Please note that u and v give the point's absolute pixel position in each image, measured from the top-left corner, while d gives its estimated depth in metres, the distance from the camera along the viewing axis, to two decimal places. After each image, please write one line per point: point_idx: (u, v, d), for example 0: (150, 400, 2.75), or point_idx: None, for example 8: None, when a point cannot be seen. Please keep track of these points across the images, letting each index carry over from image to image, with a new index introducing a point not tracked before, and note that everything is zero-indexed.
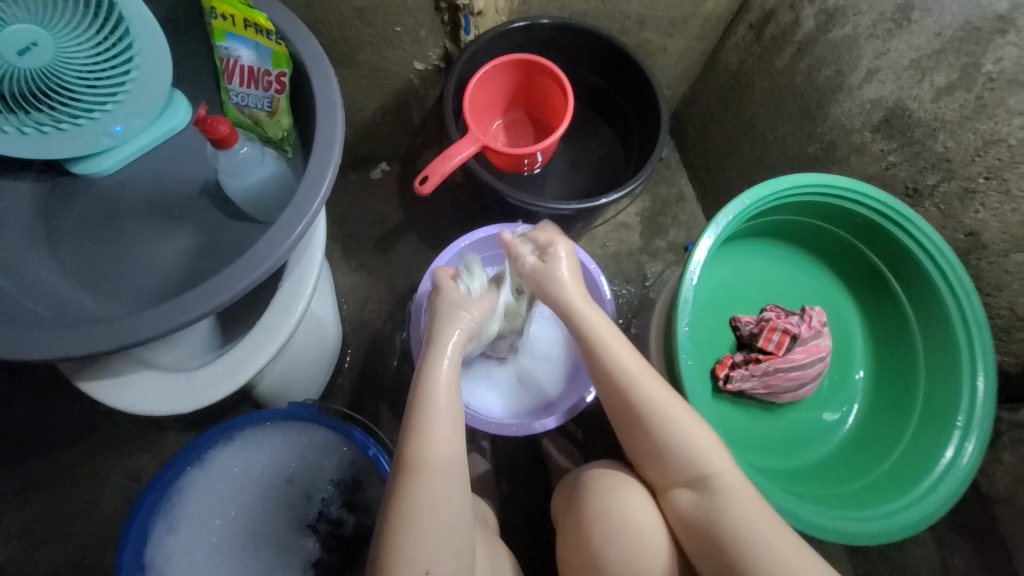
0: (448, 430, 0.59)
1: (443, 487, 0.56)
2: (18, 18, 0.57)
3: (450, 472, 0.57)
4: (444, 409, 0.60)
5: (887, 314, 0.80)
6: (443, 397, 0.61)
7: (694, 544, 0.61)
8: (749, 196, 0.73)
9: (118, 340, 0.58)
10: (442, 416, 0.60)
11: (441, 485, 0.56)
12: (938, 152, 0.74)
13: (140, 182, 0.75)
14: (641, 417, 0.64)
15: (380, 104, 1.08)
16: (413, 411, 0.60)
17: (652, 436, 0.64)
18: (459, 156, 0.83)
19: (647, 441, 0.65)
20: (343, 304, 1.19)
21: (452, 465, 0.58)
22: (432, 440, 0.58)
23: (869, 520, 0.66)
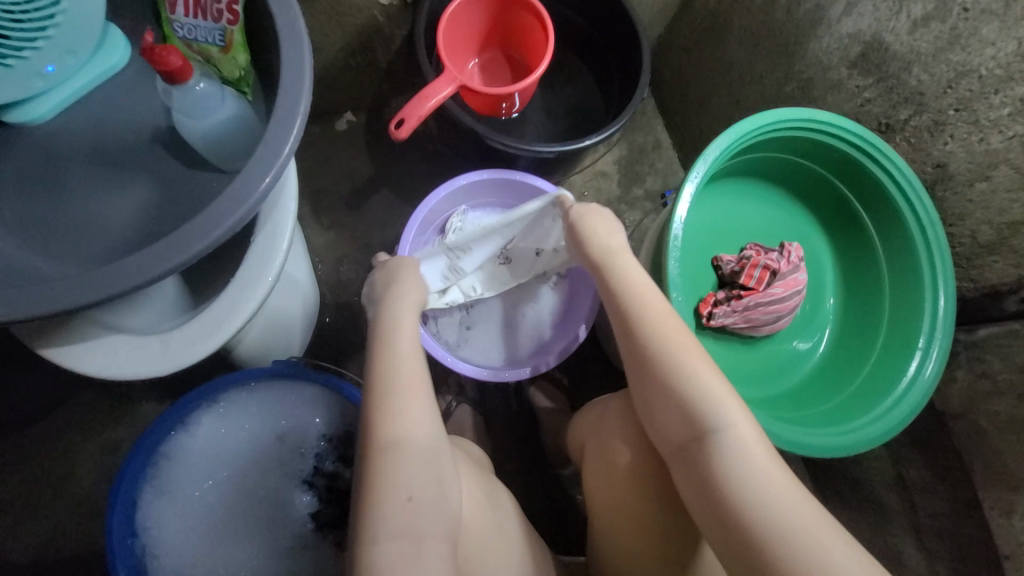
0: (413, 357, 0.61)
1: (413, 419, 0.57)
2: None
3: (416, 408, 0.57)
4: (408, 351, 0.61)
5: (857, 247, 0.84)
6: (404, 332, 0.63)
7: (694, 501, 0.55)
8: (736, 130, 0.72)
9: (81, 298, 0.53)
10: (401, 366, 0.59)
11: (410, 423, 0.56)
12: (912, 85, 0.76)
13: (80, 130, 0.67)
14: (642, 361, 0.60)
15: (341, 45, 1.00)
16: (379, 347, 0.62)
17: (664, 394, 0.58)
18: (435, 98, 0.78)
19: (658, 395, 0.59)
20: (317, 264, 1.14)
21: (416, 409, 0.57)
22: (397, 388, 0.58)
23: (831, 435, 0.71)
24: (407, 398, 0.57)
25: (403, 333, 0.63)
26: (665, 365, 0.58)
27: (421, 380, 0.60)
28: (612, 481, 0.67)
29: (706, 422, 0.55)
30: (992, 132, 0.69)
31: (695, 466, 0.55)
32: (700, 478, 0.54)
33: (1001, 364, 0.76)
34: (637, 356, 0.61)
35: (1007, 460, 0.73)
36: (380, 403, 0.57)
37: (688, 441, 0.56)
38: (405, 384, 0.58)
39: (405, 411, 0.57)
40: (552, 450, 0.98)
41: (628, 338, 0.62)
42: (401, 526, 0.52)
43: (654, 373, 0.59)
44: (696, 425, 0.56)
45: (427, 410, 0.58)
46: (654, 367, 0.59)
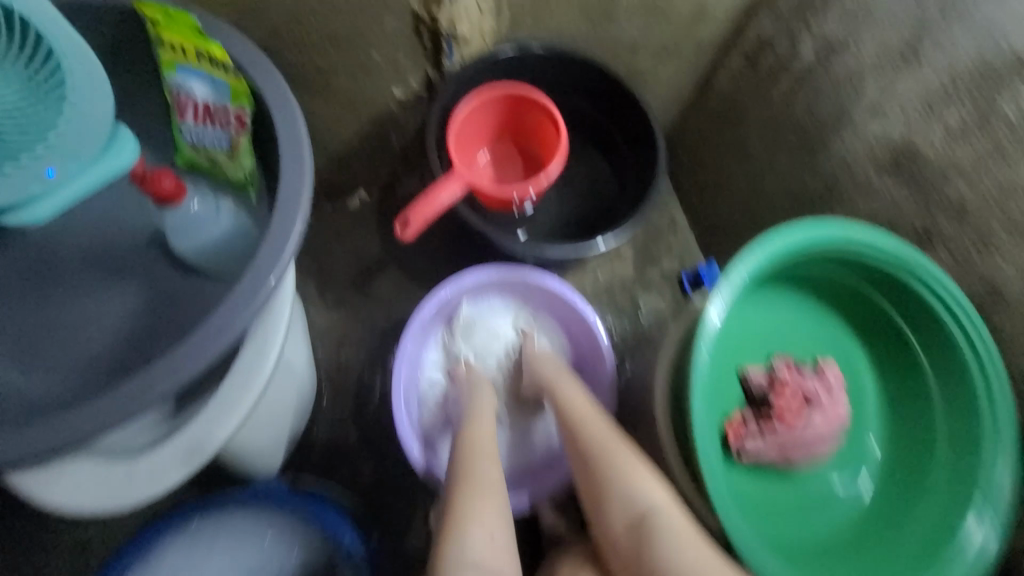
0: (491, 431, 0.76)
1: (492, 484, 0.69)
2: None
3: (493, 474, 0.70)
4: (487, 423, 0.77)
5: (903, 372, 0.76)
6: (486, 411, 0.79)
7: None
8: (766, 249, 0.66)
9: (48, 441, 0.51)
10: (482, 450, 0.72)
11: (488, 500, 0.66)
12: (952, 198, 0.71)
13: (79, 233, 0.65)
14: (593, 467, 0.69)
15: (356, 132, 1.00)
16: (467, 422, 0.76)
17: (603, 498, 0.67)
18: (444, 199, 0.76)
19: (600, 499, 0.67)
20: (318, 346, 1.10)
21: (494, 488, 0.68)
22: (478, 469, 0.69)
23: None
24: (486, 478, 0.68)
25: (484, 423, 0.76)
26: (603, 469, 0.68)
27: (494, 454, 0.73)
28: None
29: (643, 503, 0.65)
30: None
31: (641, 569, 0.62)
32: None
33: None
34: (582, 465, 0.71)
35: None
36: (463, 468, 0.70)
37: (631, 522, 0.64)
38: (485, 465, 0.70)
39: (486, 491, 0.67)
40: None
41: (576, 447, 0.72)
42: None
43: (595, 476, 0.69)
44: (638, 506, 0.65)
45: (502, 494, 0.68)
46: (596, 473, 0.69)
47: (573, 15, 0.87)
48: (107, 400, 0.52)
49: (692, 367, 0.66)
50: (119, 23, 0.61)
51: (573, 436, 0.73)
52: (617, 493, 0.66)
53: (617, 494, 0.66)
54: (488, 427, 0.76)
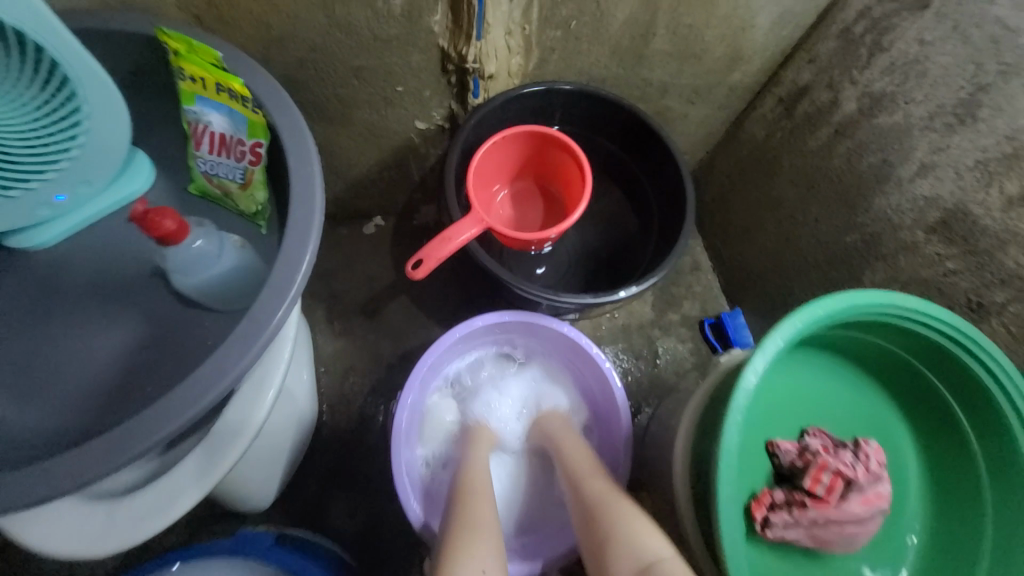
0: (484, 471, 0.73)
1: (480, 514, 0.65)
2: None
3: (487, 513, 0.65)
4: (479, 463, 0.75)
5: (950, 455, 0.68)
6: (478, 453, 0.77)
7: None
8: (801, 319, 0.58)
9: (24, 497, 0.47)
10: (478, 491, 0.68)
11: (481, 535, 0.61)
12: (1009, 268, 0.65)
13: (84, 258, 0.64)
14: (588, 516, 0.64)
15: (375, 161, 0.99)
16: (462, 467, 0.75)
17: (601, 556, 0.60)
18: (458, 240, 0.72)
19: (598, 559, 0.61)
20: (322, 375, 1.06)
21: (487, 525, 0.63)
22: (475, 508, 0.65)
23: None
24: (482, 520, 0.64)
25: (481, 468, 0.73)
26: (600, 526, 0.62)
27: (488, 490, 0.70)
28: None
29: (646, 554, 0.57)
30: None
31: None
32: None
33: None
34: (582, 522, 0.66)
35: None
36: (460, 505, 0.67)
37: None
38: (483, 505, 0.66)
39: (477, 527, 0.62)
40: None
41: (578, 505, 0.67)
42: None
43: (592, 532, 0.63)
44: (641, 557, 0.57)
45: (497, 534, 0.63)
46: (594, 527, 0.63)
47: (604, 56, 0.84)
48: (83, 451, 0.48)
49: (721, 443, 0.57)
50: (141, 52, 0.60)
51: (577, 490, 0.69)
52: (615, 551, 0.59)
53: (614, 554, 0.59)
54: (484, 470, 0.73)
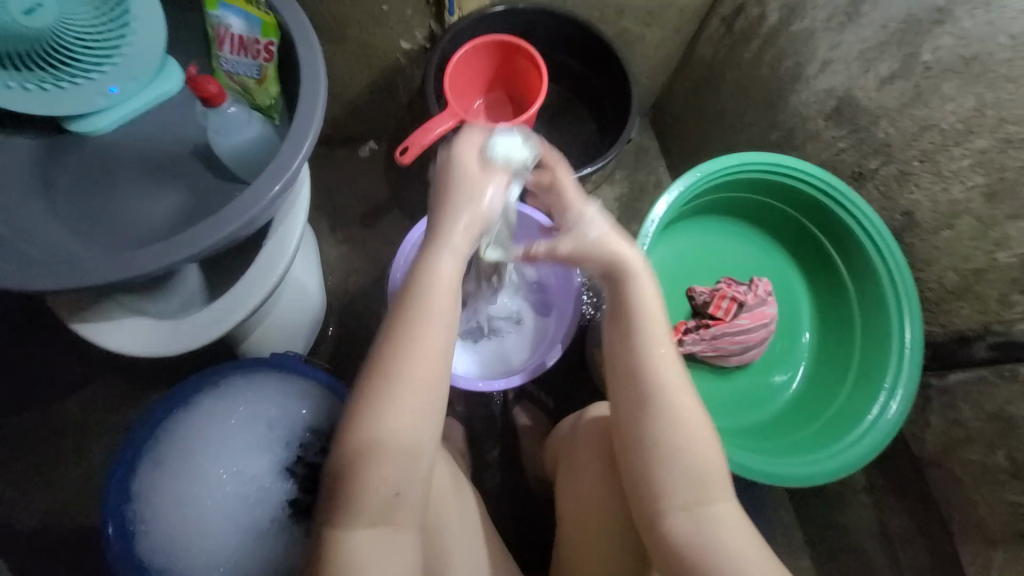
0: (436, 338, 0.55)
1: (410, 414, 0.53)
2: None
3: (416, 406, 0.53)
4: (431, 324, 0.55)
5: (829, 283, 0.88)
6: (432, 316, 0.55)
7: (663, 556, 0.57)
8: (700, 170, 0.80)
9: (105, 274, 0.62)
10: (416, 349, 0.54)
11: (407, 410, 0.53)
12: (880, 138, 0.80)
13: (133, 142, 0.79)
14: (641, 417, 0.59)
15: (367, 82, 1.12)
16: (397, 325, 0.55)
17: (643, 425, 0.58)
18: (437, 130, 0.88)
19: (632, 418, 0.59)
20: (327, 276, 1.23)
21: (423, 395, 0.54)
22: (407, 371, 0.53)
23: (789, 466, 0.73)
24: (400, 408, 0.53)
25: (439, 310, 0.56)
26: (652, 401, 0.58)
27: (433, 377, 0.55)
28: (589, 502, 0.69)
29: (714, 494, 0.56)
30: (954, 183, 0.72)
31: (647, 502, 0.58)
32: (663, 525, 0.57)
33: (971, 411, 0.75)
34: (619, 369, 0.61)
35: (982, 511, 0.75)
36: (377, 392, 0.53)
37: (688, 507, 0.56)
38: (421, 369, 0.54)
39: (403, 424, 0.53)
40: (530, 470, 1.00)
41: (618, 329, 0.62)
42: (382, 512, 0.53)
43: (632, 402, 0.59)
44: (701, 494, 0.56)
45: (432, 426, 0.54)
46: (638, 393, 0.59)
47: None
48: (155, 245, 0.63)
49: (630, 255, 0.80)
50: None
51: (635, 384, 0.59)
52: (655, 435, 0.57)
53: (656, 436, 0.57)
54: (443, 310, 0.56)
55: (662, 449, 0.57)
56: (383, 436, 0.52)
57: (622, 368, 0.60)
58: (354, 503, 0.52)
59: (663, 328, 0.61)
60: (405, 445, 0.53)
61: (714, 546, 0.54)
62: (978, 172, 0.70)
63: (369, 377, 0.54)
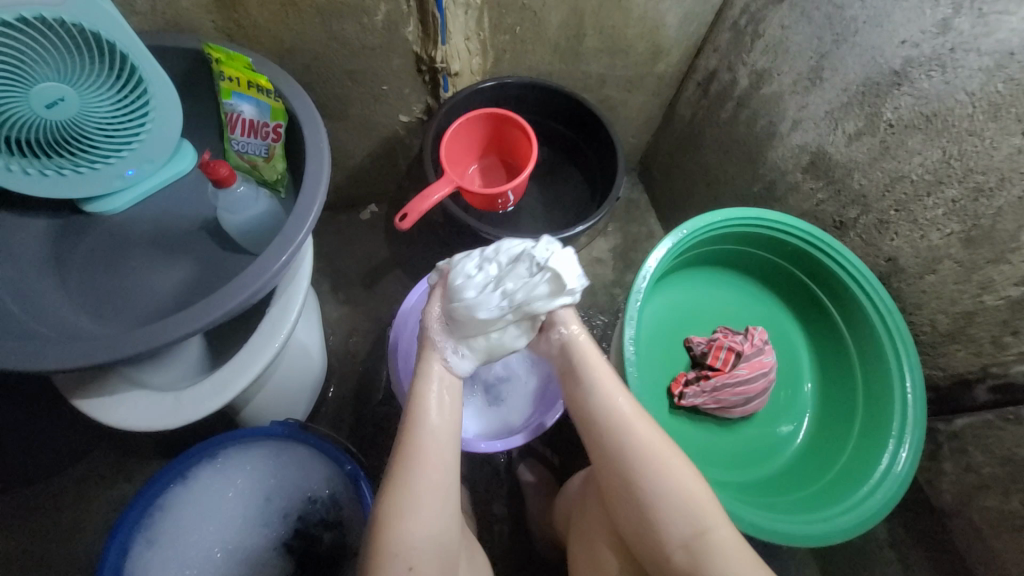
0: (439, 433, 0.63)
1: (426, 506, 0.58)
2: (48, 75, 0.64)
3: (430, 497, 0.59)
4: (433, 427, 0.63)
5: (826, 331, 0.89)
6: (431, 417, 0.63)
7: None
8: (687, 227, 0.84)
9: (113, 352, 0.64)
10: (418, 452, 0.60)
11: (418, 514, 0.58)
12: (855, 189, 0.84)
13: (145, 220, 0.83)
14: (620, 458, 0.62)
15: (368, 152, 1.19)
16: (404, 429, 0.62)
17: (623, 475, 0.61)
18: (434, 196, 0.92)
19: (613, 468, 0.62)
20: (329, 336, 1.24)
21: (432, 502, 0.59)
22: (419, 482, 0.59)
23: (801, 525, 0.71)
24: (422, 501, 0.58)
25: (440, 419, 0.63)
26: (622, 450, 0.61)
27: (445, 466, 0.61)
28: (598, 557, 0.67)
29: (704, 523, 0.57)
30: (932, 230, 0.76)
31: (648, 543, 0.59)
32: (668, 562, 0.58)
33: (982, 456, 0.74)
34: (585, 424, 0.65)
35: (1009, 564, 0.71)
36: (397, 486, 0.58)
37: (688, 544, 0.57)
38: (432, 477, 0.60)
39: (422, 511, 0.58)
40: (537, 534, 0.96)
41: (574, 382, 0.67)
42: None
43: (608, 452, 0.63)
44: (696, 526, 0.57)
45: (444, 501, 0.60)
46: (610, 443, 0.63)
47: (546, 54, 1.05)
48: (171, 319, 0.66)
49: (626, 310, 0.81)
50: (189, 62, 0.80)
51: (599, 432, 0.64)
52: (638, 478, 0.60)
53: (640, 480, 0.60)
54: (441, 424, 0.63)
55: (649, 488, 0.59)
56: (413, 533, 0.57)
57: (595, 425, 0.64)
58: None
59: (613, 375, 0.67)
60: (423, 549, 0.57)
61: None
62: (952, 219, 0.73)
63: (388, 487, 0.59)
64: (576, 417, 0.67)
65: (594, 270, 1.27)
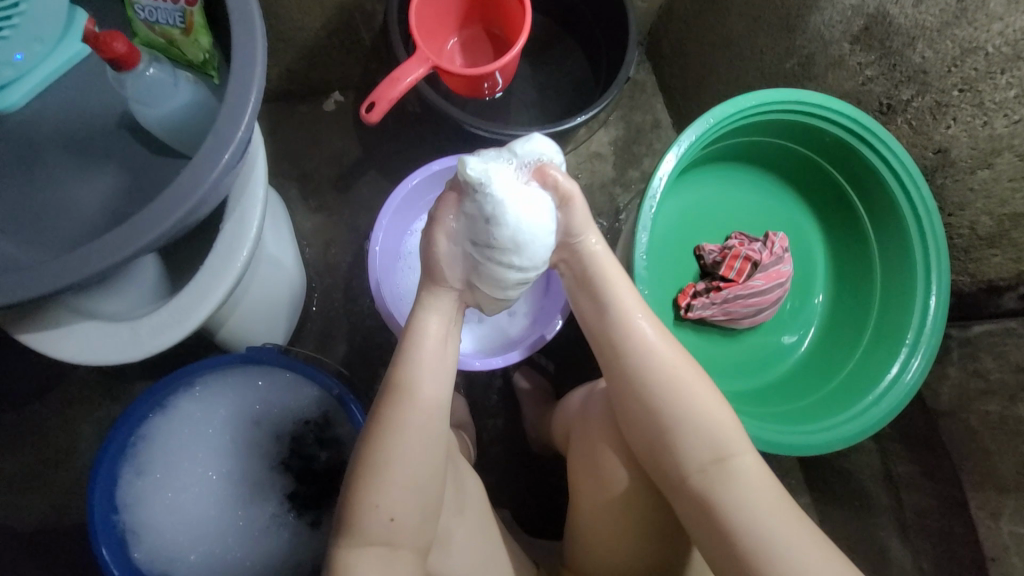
0: (433, 377, 0.57)
1: (411, 444, 0.54)
2: None
3: (417, 439, 0.55)
4: (424, 365, 0.57)
5: (850, 234, 0.82)
6: (423, 355, 0.58)
7: (698, 520, 0.56)
8: (713, 115, 0.71)
9: (40, 286, 0.53)
10: (419, 383, 0.56)
11: (413, 448, 0.54)
12: (915, 63, 0.70)
13: (53, 118, 0.67)
14: (641, 386, 0.58)
15: (321, 22, 0.97)
16: (397, 365, 0.57)
17: (643, 401, 0.58)
18: (405, 80, 0.75)
19: (638, 404, 0.59)
20: (304, 248, 1.14)
21: (422, 438, 0.55)
22: (408, 418, 0.55)
23: (806, 430, 0.70)
24: (412, 440, 0.54)
25: (431, 353, 0.58)
26: (654, 385, 0.58)
27: (434, 406, 0.57)
28: (597, 471, 0.66)
29: (725, 445, 0.56)
30: (998, 116, 0.64)
31: (661, 461, 0.58)
32: (680, 481, 0.57)
33: (993, 363, 0.72)
34: (603, 347, 0.61)
35: (997, 461, 0.71)
36: (389, 423, 0.54)
37: (704, 467, 0.56)
38: (425, 402, 0.56)
39: (403, 447, 0.54)
40: (533, 438, 0.98)
41: (587, 297, 0.62)
42: (386, 539, 0.53)
43: (627, 376, 0.59)
44: (717, 448, 0.56)
45: (431, 440, 0.56)
46: (629, 365, 0.59)
47: None
48: (101, 243, 0.54)
49: (638, 217, 0.72)
50: None
51: (619, 357, 0.60)
52: (658, 406, 0.57)
53: (663, 408, 0.57)
54: (436, 359, 0.58)
55: (671, 413, 0.57)
56: (405, 470, 0.54)
57: (619, 349, 0.60)
58: (355, 526, 0.52)
59: (632, 291, 0.62)
60: (413, 474, 0.54)
61: (732, 501, 0.54)
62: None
63: (383, 411, 0.55)
64: (595, 342, 0.62)
65: (592, 167, 1.13)
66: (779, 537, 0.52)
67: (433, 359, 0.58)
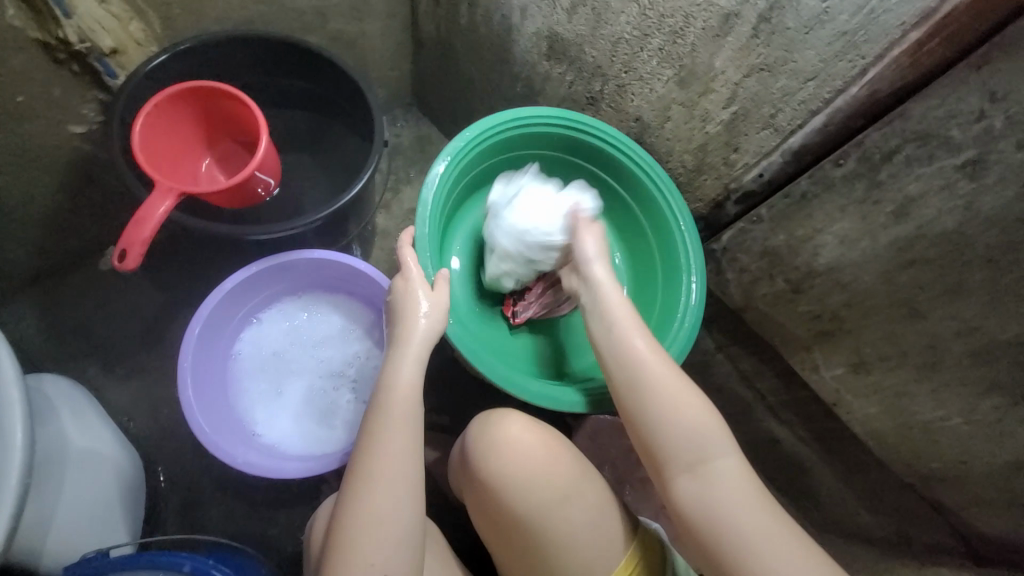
0: (403, 437, 0.66)
1: (393, 502, 0.62)
2: None
3: (394, 494, 0.62)
4: (396, 420, 0.66)
5: (611, 200, 0.98)
6: (395, 415, 0.66)
7: (686, 519, 0.64)
8: (443, 161, 0.84)
9: None
10: (391, 442, 0.64)
11: (391, 505, 0.62)
12: (591, 62, 0.86)
13: None
14: (642, 388, 0.67)
15: (55, 188, 0.90)
16: (372, 429, 0.65)
17: (642, 400, 0.66)
18: (154, 217, 0.73)
19: (637, 405, 0.67)
20: (134, 421, 1.00)
21: (399, 492, 0.63)
22: (384, 473, 0.63)
23: None
24: (392, 495, 0.62)
25: (399, 409, 0.66)
26: (652, 388, 0.66)
27: (409, 460, 0.65)
28: (532, 483, 0.72)
29: (709, 449, 0.64)
30: (655, 82, 0.82)
31: (655, 458, 0.66)
32: (672, 485, 0.64)
33: (747, 257, 0.87)
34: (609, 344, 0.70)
35: (788, 328, 0.86)
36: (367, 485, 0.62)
37: (691, 470, 0.64)
38: (397, 457, 0.64)
39: (382, 500, 0.62)
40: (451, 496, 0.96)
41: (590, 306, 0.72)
42: None
43: (628, 379, 0.68)
44: (702, 452, 0.64)
45: (409, 492, 0.63)
46: (632, 365, 0.68)
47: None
48: None
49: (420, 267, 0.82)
50: None
51: (623, 359, 0.68)
52: (656, 407, 0.66)
53: (658, 410, 0.65)
54: (403, 414, 0.66)
55: (664, 417, 0.65)
56: (383, 524, 0.61)
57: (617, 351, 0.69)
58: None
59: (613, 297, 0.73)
60: (391, 529, 0.61)
61: (716, 497, 0.62)
62: (667, 66, 0.79)
63: (361, 476, 0.63)
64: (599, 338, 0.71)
65: (411, 223, 1.18)
66: (755, 526, 0.60)
67: (405, 417, 0.66)
